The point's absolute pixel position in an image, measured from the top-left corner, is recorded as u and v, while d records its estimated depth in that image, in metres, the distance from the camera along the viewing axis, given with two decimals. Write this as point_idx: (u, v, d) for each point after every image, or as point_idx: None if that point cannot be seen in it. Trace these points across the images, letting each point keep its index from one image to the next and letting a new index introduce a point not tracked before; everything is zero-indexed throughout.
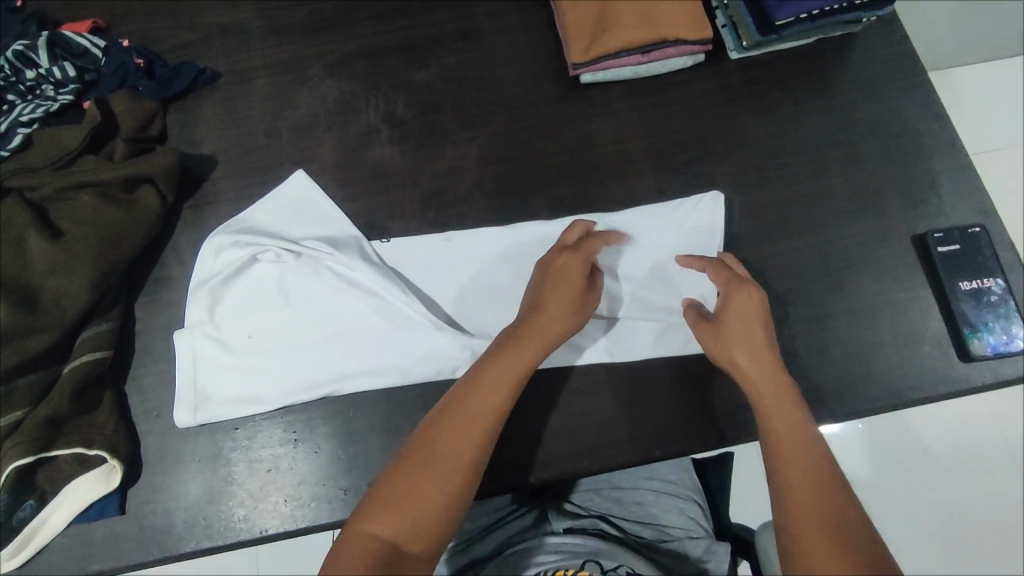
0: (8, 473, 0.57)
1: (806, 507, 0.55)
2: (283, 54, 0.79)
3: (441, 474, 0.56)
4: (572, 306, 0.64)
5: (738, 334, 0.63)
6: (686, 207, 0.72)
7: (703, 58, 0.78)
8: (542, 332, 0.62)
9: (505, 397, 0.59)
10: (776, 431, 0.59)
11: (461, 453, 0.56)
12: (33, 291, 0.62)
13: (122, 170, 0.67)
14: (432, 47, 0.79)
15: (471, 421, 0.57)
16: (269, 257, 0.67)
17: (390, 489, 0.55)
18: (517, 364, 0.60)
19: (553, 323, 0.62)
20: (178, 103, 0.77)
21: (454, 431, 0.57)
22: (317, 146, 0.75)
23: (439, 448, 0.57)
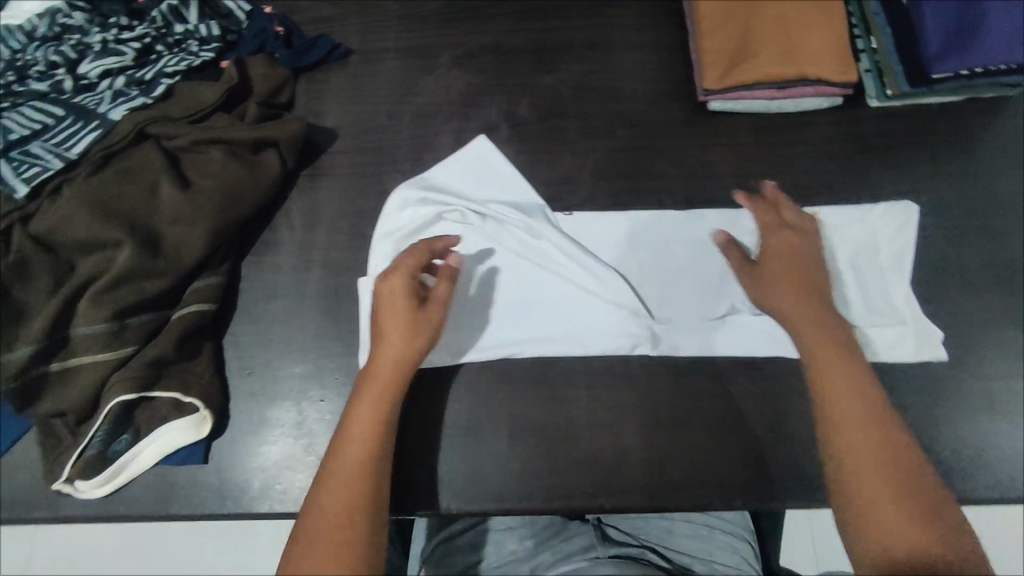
0: (113, 404, 0.60)
1: (862, 445, 0.54)
2: (414, 40, 0.80)
3: (339, 530, 0.52)
4: (409, 334, 0.60)
5: (778, 287, 0.63)
6: (878, 215, 0.70)
7: (841, 101, 0.75)
8: (378, 373, 0.59)
9: (363, 446, 0.56)
10: (824, 372, 0.58)
11: (344, 509, 0.53)
12: (157, 236, 0.63)
13: (252, 132, 0.69)
14: (561, 53, 0.79)
15: (347, 474, 0.55)
16: (457, 210, 0.69)
17: (306, 554, 0.51)
18: (376, 401, 0.58)
19: (386, 363, 0.60)
20: (309, 74, 0.78)
21: (339, 485, 0.54)
22: (436, 135, 0.75)
23: (331, 502, 0.54)
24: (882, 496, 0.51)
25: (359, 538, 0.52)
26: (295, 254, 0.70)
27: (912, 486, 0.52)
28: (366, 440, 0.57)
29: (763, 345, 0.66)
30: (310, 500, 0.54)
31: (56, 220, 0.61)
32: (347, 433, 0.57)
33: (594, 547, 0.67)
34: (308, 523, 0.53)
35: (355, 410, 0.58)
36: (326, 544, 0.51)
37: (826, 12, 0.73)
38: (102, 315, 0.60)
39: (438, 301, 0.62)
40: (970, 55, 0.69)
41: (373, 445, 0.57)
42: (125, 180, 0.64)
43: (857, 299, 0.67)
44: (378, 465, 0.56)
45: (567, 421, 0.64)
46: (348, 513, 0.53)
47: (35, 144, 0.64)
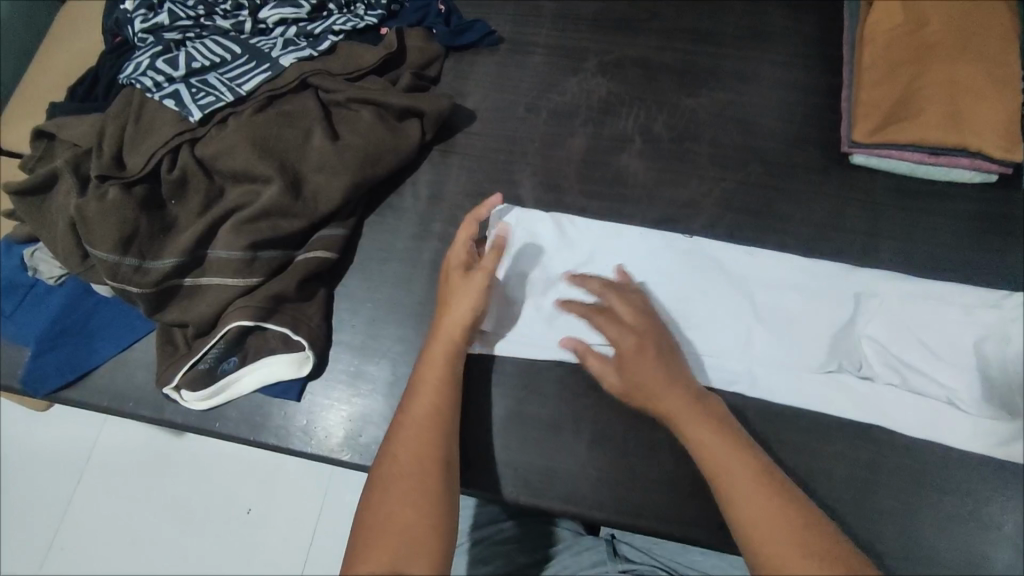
0: (233, 328, 0.64)
1: (724, 463, 0.54)
2: (564, 40, 0.81)
3: (413, 480, 0.54)
4: (468, 298, 0.62)
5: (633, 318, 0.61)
6: (1011, 302, 0.65)
7: (996, 178, 0.71)
8: (443, 342, 0.61)
9: (430, 402, 0.58)
10: (671, 407, 0.57)
11: (416, 460, 0.55)
12: (301, 179, 0.67)
13: (403, 100, 0.71)
14: (706, 78, 0.78)
15: (412, 428, 0.56)
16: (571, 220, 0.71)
17: (381, 504, 0.53)
18: (437, 365, 0.60)
19: (447, 329, 0.61)
20: (459, 54, 0.81)
21: (410, 438, 0.56)
22: (570, 135, 0.76)
23: (403, 454, 0.55)
24: (787, 540, 0.50)
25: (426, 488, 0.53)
26: (416, 222, 0.73)
27: (761, 484, 0.52)
28: (438, 401, 0.58)
29: (868, 411, 0.64)
30: (382, 451, 0.56)
31: (220, 148, 0.65)
32: (415, 390, 0.59)
33: (603, 562, 0.67)
34: (381, 472, 0.55)
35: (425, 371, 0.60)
36: (396, 493, 0.53)
37: (1003, 82, 0.70)
38: (241, 243, 0.64)
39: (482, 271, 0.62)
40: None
41: (441, 405, 0.58)
42: (284, 123, 0.68)
43: (979, 387, 0.63)
44: (445, 421, 0.57)
45: (649, 441, 0.64)
46: (418, 466, 0.54)
47: (212, 75, 0.69)
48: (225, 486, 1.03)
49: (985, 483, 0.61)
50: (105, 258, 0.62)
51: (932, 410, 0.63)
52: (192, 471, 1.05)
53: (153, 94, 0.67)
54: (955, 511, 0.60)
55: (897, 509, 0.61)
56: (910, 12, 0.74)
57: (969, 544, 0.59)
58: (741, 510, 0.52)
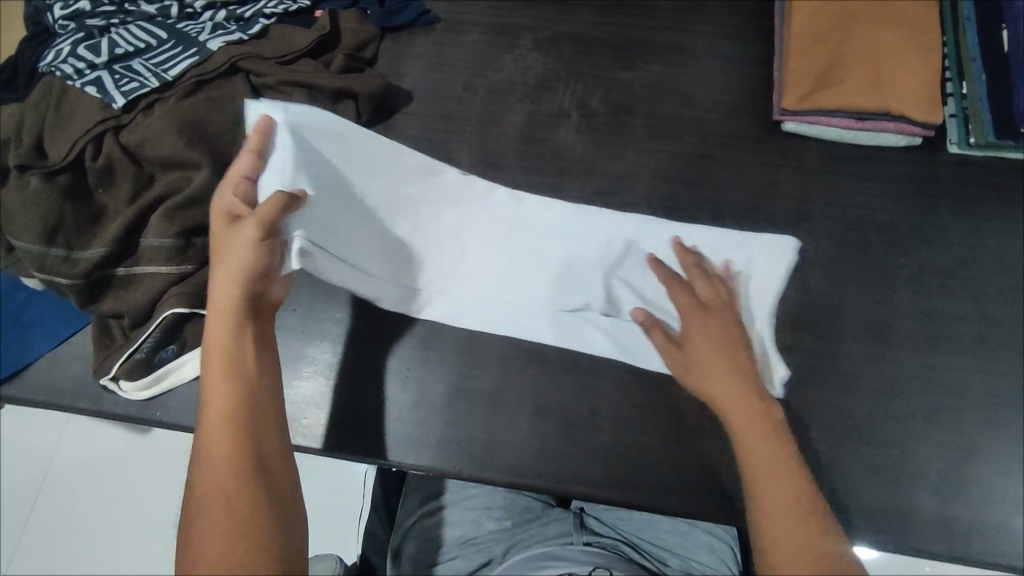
0: (167, 316, 0.63)
1: (772, 486, 0.50)
2: (501, 17, 0.81)
3: (218, 510, 0.46)
4: (232, 246, 0.54)
5: (710, 300, 0.59)
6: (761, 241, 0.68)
7: (920, 142, 0.73)
8: (219, 321, 0.53)
9: (220, 385, 0.51)
10: (712, 388, 0.55)
11: (217, 466, 0.48)
12: (232, 165, 0.67)
13: (336, 82, 0.71)
14: (641, 51, 0.79)
15: (208, 425, 0.50)
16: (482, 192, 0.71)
17: (198, 538, 0.46)
18: (214, 372, 0.52)
19: (218, 317, 0.53)
20: (395, 35, 0.81)
21: (212, 462, 0.49)
22: (507, 112, 0.76)
23: (205, 484, 0.48)
24: (781, 511, 0.49)
25: (232, 517, 0.46)
26: None
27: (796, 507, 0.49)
28: (223, 417, 0.50)
29: (795, 370, 0.66)
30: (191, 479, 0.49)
31: (145, 135, 0.64)
32: (208, 400, 0.51)
33: (569, 533, 0.68)
34: (196, 498, 0.48)
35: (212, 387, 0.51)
36: (204, 526, 0.46)
37: (924, 48, 0.72)
38: (172, 231, 0.63)
39: (255, 218, 0.53)
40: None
41: (227, 400, 0.51)
42: (212, 108, 0.67)
43: (778, 336, 0.64)
44: (244, 430, 0.50)
45: (589, 410, 0.65)
46: (220, 494, 0.47)
47: (137, 61, 0.68)
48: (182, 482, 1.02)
49: (910, 435, 0.64)
50: (30, 250, 0.62)
51: (856, 367, 0.66)
52: (150, 469, 1.03)
53: (75, 82, 0.66)
54: (881, 463, 0.63)
55: (826, 463, 0.63)
56: None
57: (893, 490, 0.62)
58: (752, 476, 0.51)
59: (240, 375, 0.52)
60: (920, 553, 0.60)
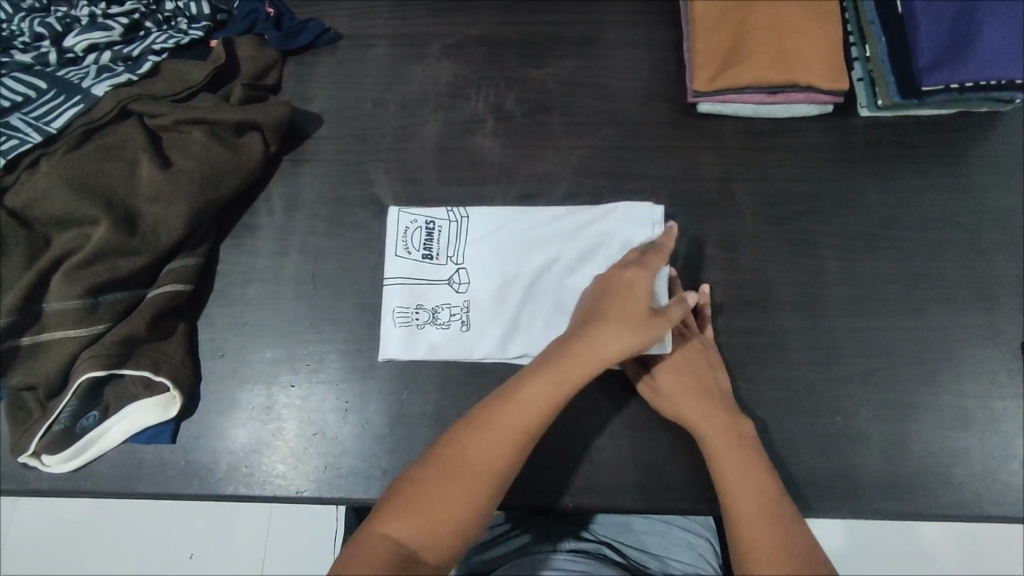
0: (82, 382, 0.60)
1: (740, 490, 0.53)
2: (404, 28, 0.79)
3: (450, 481, 0.51)
4: (639, 325, 0.55)
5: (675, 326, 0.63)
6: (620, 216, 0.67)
7: (831, 109, 0.74)
8: (589, 363, 0.54)
9: (541, 414, 0.53)
10: (689, 412, 0.59)
11: (476, 458, 0.51)
12: (134, 214, 0.63)
13: (236, 114, 0.68)
14: (550, 47, 0.78)
15: (502, 433, 0.52)
16: (444, 221, 0.69)
17: (420, 491, 0.50)
18: (563, 379, 0.54)
19: (589, 354, 0.55)
20: (297, 58, 0.78)
21: (484, 440, 0.52)
22: (422, 124, 0.75)
23: (471, 456, 0.51)
24: (754, 518, 0.52)
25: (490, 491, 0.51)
26: (274, 238, 0.70)
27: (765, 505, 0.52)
28: (537, 415, 0.53)
29: (731, 349, 0.66)
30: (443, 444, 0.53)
31: (34, 194, 0.61)
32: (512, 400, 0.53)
33: (549, 539, 0.70)
34: (439, 457, 0.52)
35: (533, 381, 0.54)
36: (445, 478, 0.51)
37: (822, 16, 0.72)
38: (76, 291, 0.60)
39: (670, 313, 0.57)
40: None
41: (528, 423, 0.53)
42: (104, 157, 0.63)
43: None
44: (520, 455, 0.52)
45: None
46: (485, 471, 0.51)
47: (15, 115, 0.64)
48: (152, 539, 0.98)
49: (850, 400, 0.64)
50: None
51: (791, 339, 0.66)
52: (114, 532, 0.99)
53: None
54: (825, 431, 0.64)
55: (772, 439, 0.63)
56: None
57: (840, 457, 0.63)
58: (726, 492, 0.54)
59: (568, 382, 0.54)
60: (871, 515, 0.61)
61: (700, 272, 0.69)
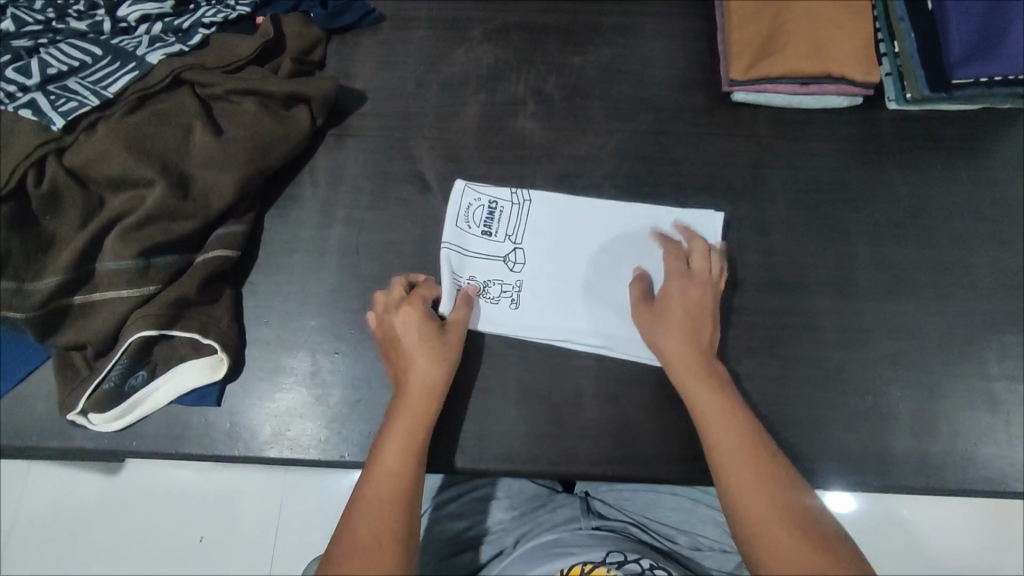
0: (134, 341, 0.61)
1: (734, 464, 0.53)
2: (446, 12, 0.81)
3: (359, 556, 0.49)
4: (428, 355, 0.60)
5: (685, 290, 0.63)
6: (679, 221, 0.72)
7: (861, 101, 0.76)
8: (406, 409, 0.58)
9: (412, 464, 0.55)
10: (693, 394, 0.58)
11: (374, 529, 0.51)
12: (186, 180, 0.64)
13: (285, 87, 0.70)
14: (589, 35, 0.80)
15: (379, 496, 0.53)
16: (506, 202, 0.72)
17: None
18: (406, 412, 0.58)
19: (413, 400, 0.59)
20: (341, 37, 0.79)
21: (367, 508, 0.52)
22: (463, 105, 0.76)
23: (363, 527, 0.51)
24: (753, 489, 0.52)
25: (403, 502, 0.53)
26: (318, 210, 0.71)
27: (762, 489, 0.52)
28: (410, 438, 0.56)
29: (765, 329, 0.68)
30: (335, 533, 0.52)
31: (90, 154, 0.62)
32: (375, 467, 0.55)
33: (576, 518, 0.68)
34: (333, 548, 0.50)
35: (386, 442, 0.56)
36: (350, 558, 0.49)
37: (856, 10, 0.75)
38: (129, 252, 0.61)
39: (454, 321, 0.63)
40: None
41: (404, 474, 0.54)
42: (159, 122, 0.65)
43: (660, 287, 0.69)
44: (405, 500, 0.53)
45: (574, 391, 0.66)
46: (384, 533, 0.50)
47: (72, 80, 0.65)
48: (159, 523, 0.93)
49: (879, 380, 0.66)
50: None
51: (822, 320, 0.68)
52: (121, 515, 0.94)
53: (6, 106, 0.62)
54: (855, 409, 0.66)
55: (804, 415, 0.65)
56: None
57: (870, 434, 0.65)
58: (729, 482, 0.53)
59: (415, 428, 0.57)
60: (898, 489, 0.63)
61: (734, 253, 0.71)
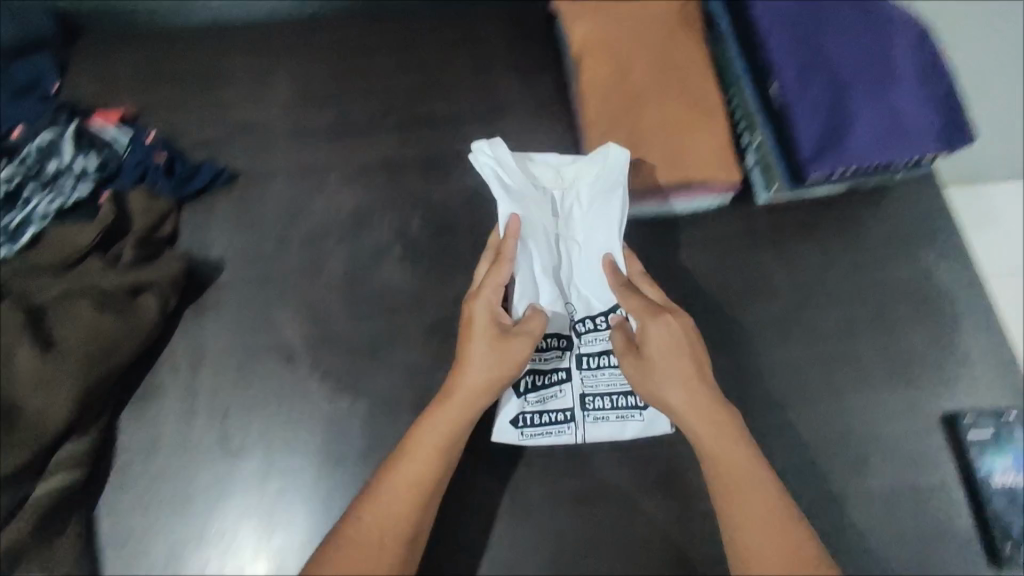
0: None
1: (749, 513, 0.55)
2: (302, 160, 0.78)
3: (369, 547, 0.54)
4: (492, 366, 0.58)
5: (669, 372, 0.58)
6: None
7: (731, 199, 0.75)
8: (464, 392, 0.58)
9: (433, 452, 0.57)
10: (723, 472, 0.56)
11: (391, 531, 0.55)
12: (14, 406, 0.58)
13: (125, 278, 0.66)
14: (451, 164, 0.78)
15: (408, 475, 0.57)
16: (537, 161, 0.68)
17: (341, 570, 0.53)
18: (410, 477, 0.57)
19: (461, 391, 0.59)
20: (193, 202, 0.76)
21: (391, 494, 0.56)
22: (327, 259, 0.73)
23: (371, 524, 0.55)
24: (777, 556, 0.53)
25: (421, 496, 0.56)
26: (178, 400, 0.66)
27: (798, 534, 0.53)
28: (444, 438, 0.58)
29: (659, 461, 0.66)
30: (354, 510, 0.56)
31: None
32: (414, 441, 0.58)
33: None
34: (351, 530, 0.54)
35: (427, 428, 0.58)
36: (356, 551, 0.53)
37: (707, 107, 0.73)
38: None
39: (519, 334, 0.59)
40: (805, 88, 0.68)
41: (426, 480, 0.57)
42: None
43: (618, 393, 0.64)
44: (422, 496, 0.56)
45: (469, 566, 0.62)
46: (385, 531, 0.55)
47: None
48: None
49: None
50: None
51: None
52: None
53: None
54: None
55: None
56: (615, 60, 0.75)
57: None
58: (741, 564, 0.54)
59: (457, 418, 0.58)
60: None
61: None
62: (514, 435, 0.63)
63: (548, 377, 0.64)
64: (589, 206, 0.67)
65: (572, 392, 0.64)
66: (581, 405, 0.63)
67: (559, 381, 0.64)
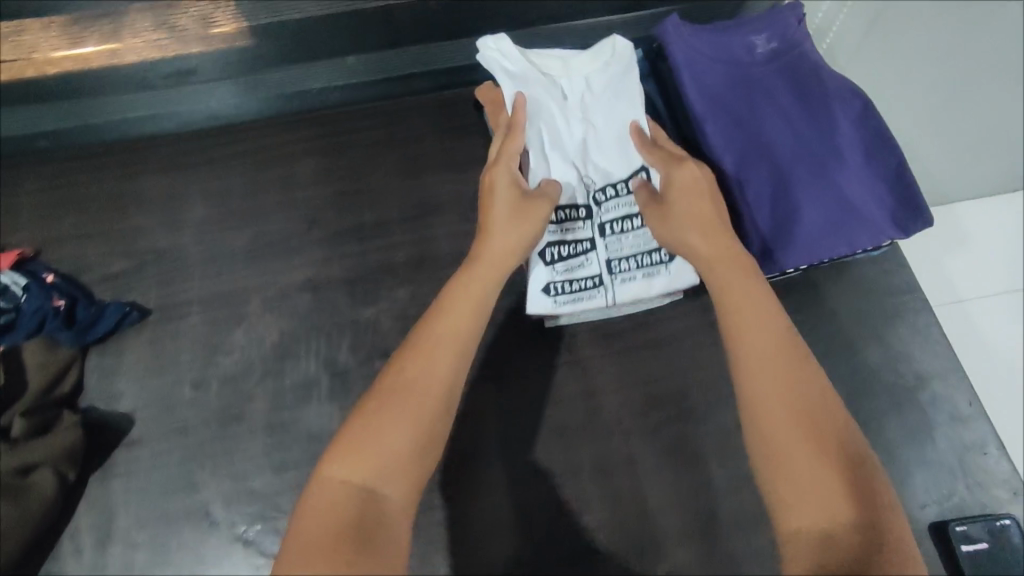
0: None
1: (779, 388, 0.44)
2: (219, 288, 0.72)
3: (408, 402, 0.45)
4: (517, 223, 0.55)
5: (685, 217, 0.54)
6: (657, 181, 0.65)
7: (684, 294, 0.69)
8: (478, 284, 0.52)
9: (456, 354, 0.48)
10: (750, 352, 0.46)
11: (432, 377, 0.46)
12: None
13: (14, 456, 0.59)
14: (380, 279, 0.72)
15: (443, 342, 0.48)
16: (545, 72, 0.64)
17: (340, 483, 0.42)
18: (444, 333, 0.49)
19: (497, 253, 0.54)
20: (100, 346, 0.69)
21: (425, 359, 0.47)
22: (248, 401, 0.66)
23: (414, 377, 0.46)
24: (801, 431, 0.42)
25: (447, 401, 0.46)
26: None
27: (801, 430, 0.42)
28: (475, 300, 0.51)
29: None
30: (393, 374, 0.46)
31: None
32: (429, 324, 0.49)
33: None
34: (390, 385, 0.46)
35: (457, 293, 0.51)
36: (407, 411, 0.44)
37: None
38: None
39: (543, 196, 0.57)
40: (750, 178, 0.63)
41: (447, 379, 0.47)
42: None
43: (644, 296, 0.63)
44: (448, 400, 0.46)
45: None
46: (429, 388, 0.46)
47: None
48: None
49: None
50: None
51: None
52: None
53: None
54: None
55: None
56: None
57: None
58: (772, 473, 0.42)
59: (488, 285, 0.52)
60: None
61: (577, 516, 0.62)
62: (548, 303, 0.62)
63: (573, 246, 0.63)
64: (601, 94, 0.65)
65: (599, 259, 0.64)
66: (608, 270, 0.64)
67: (584, 250, 0.64)
